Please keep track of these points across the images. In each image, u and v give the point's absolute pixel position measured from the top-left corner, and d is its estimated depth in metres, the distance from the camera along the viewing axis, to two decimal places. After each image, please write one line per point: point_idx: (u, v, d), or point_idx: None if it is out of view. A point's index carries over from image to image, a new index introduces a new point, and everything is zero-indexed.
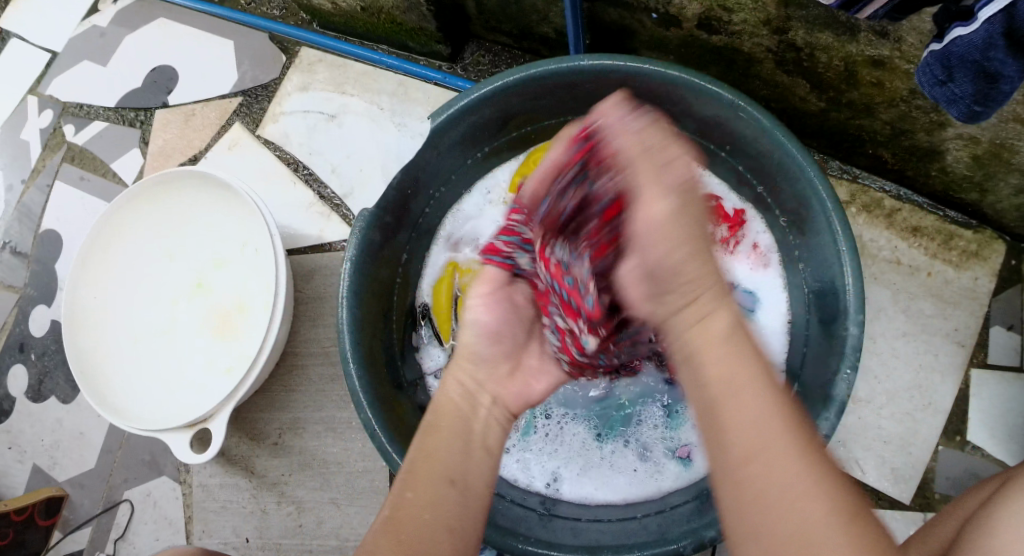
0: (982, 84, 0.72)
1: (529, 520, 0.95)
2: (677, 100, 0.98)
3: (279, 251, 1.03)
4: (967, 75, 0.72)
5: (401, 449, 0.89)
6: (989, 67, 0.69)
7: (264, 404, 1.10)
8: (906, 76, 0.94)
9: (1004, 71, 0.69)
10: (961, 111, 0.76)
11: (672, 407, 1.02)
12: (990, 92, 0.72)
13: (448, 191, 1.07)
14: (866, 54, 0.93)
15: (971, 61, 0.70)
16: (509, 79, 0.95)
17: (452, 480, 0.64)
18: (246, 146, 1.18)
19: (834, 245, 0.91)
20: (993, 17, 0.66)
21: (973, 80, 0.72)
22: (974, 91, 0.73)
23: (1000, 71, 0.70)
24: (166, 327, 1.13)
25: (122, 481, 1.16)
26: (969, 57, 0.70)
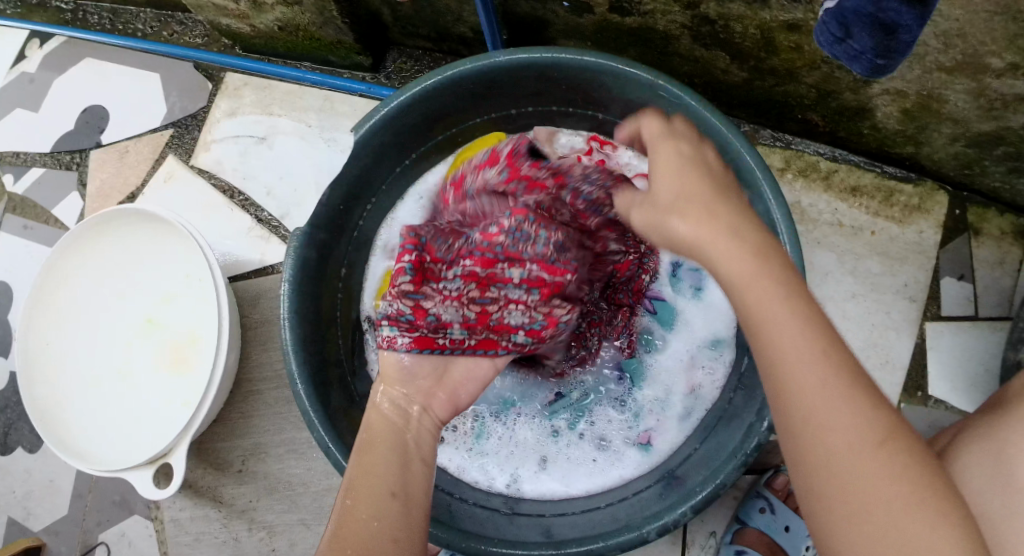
0: (881, 37, 0.65)
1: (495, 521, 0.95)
2: (598, 85, 0.99)
3: (219, 282, 1.03)
4: (864, 29, 0.65)
5: None
6: (885, 19, 0.64)
7: (225, 433, 1.10)
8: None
9: (901, 19, 0.63)
10: (864, 68, 0.69)
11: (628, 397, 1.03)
12: (891, 44, 0.66)
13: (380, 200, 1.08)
14: (779, 19, 0.93)
15: (866, 13, 0.64)
16: (427, 83, 0.95)
17: (393, 494, 0.67)
18: (182, 177, 1.18)
19: (768, 215, 0.90)
20: None
21: (872, 33, 0.65)
22: (874, 44, 0.66)
23: (897, 21, 0.64)
24: (120, 366, 1.12)
25: (95, 524, 1.16)
26: (862, 11, 0.64)
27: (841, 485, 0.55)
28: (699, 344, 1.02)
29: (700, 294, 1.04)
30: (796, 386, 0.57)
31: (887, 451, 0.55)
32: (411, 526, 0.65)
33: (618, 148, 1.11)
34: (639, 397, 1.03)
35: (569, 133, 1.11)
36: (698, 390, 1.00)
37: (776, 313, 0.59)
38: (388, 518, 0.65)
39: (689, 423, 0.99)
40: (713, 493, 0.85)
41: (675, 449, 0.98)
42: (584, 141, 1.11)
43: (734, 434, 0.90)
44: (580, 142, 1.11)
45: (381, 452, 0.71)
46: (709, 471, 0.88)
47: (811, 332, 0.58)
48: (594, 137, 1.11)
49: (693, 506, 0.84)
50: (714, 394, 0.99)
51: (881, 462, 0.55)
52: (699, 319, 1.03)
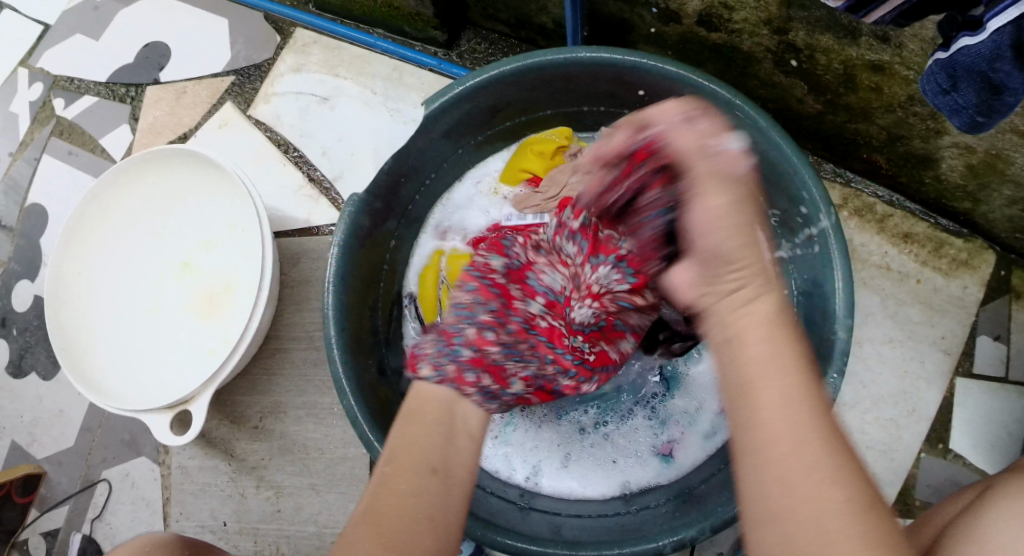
0: (986, 95, 0.66)
1: (510, 513, 0.94)
2: (672, 96, 0.98)
3: (265, 235, 1.01)
4: (972, 85, 0.66)
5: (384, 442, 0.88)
6: (995, 78, 0.63)
7: (246, 387, 1.09)
8: (906, 82, 0.93)
9: (1010, 81, 0.63)
10: (963, 121, 0.70)
11: (657, 408, 1.02)
12: (994, 103, 0.66)
13: (439, 177, 1.07)
14: (865, 58, 0.93)
15: (977, 71, 0.64)
16: (506, 67, 0.93)
17: (434, 470, 0.63)
18: (237, 125, 1.18)
19: (828, 248, 0.89)
20: (1003, 27, 0.59)
21: (978, 90, 0.66)
22: (978, 100, 0.67)
23: (1005, 83, 0.64)
24: (150, 306, 1.11)
25: (100, 460, 1.15)
26: (975, 67, 0.64)
27: (788, 549, 0.48)
28: None
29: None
30: (759, 400, 0.51)
31: (870, 520, 0.47)
32: (446, 507, 0.62)
33: None
34: (668, 405, 1.02)
35: None
36: (728, 410, 0.99)
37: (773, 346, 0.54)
38: (431, 498, 0.62)
39: (715, 441, 0.98)
40: (731, 517, 0.83)
41: (696, 466, 0.97)
42: None
43: None
44: None
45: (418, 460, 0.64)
46: (729, 493, 0.86)
47: (797, 379, 0.52)
48: None
49: (711, 526, 0.83)
50: None
51: (794, 483, 0.48)
52: None
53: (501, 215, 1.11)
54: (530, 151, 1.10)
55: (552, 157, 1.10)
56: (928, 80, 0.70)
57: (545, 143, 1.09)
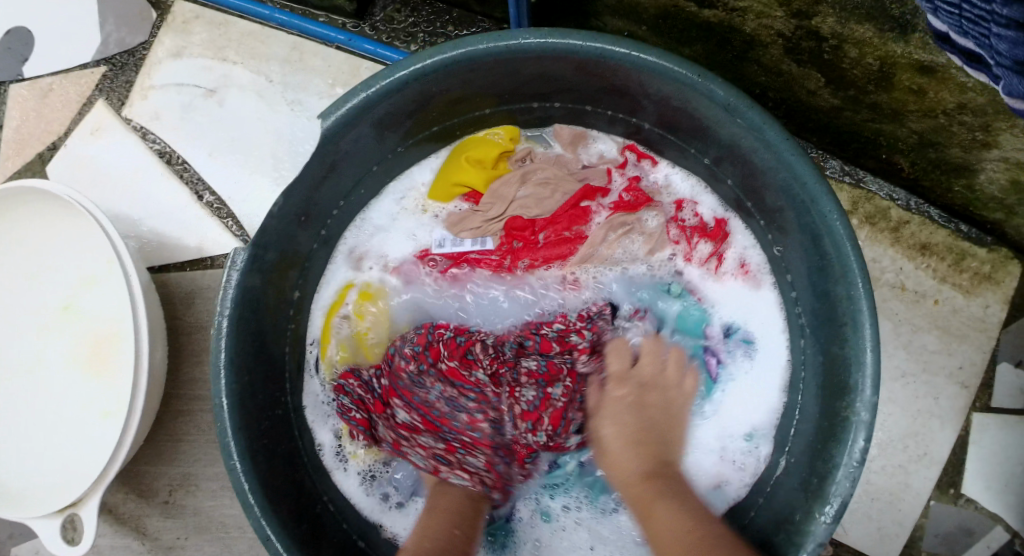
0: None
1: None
2: (644, 90, 0.79)
3: (131, 278, 0.82)
4: None
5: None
6: None
7: (150, 457, 0.93)
8: (959, 89, 0.74)
9: None
10: None
11: None
12: None
13: (346, 206, 0.87)
14: (913, 57, 0.73)
15: None
16: (429, 62, 0.73)
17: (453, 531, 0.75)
18: (111, 130, 0.96)
19: (849, 301, 0.71)
20: None
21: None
22: None
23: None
24: (29, 363, 0.92)
25: (5, 536, 0.99)
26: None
27: None
28: (732, 433, 0.86)
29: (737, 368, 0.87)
30: None
31: None
32: None
33: (658, 162, 0.92)
34: None
35: (602, 138, 0.93)
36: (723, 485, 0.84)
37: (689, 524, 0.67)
38: None
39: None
40: None
41: None
42: (618, 150, 0.93)
43: None
44: (613, 150, 0.93)
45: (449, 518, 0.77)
46: None
47: None
48: (631, 145, 0.92)
49: None
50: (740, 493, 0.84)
51: None
52: (739, 396, 0.87)
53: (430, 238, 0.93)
54: (465, 158, 0.91)
55: (495, 165, 0.92)
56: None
57: (486, 147, 0.91)
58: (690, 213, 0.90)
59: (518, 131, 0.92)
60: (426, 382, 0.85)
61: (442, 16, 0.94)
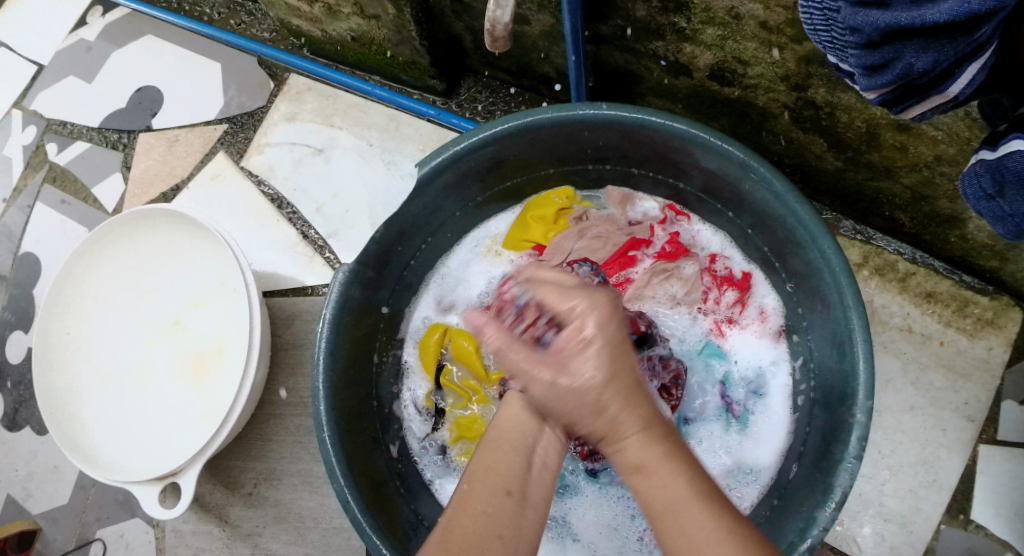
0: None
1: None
2: (682, 154, 0.92)
3: (253, 298, 0.98)
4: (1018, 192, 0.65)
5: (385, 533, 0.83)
6: None
7: (241, 453, 1.06)
8: (933, 142, 0.88)
9: None
10: (1007, 229, 0.69)
11: None
12: None
13: (433, 243, 1.00)
14: (889, 117, 0.88)
15: None
16: (503, 126, 0.88)
17: (509, 491, 0.59)
18: (229, 178, 1.13)
19: (845, 322, 0.84)
20: None
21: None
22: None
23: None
24: (141, 367, 1.08)
25: (94, 520, 1.15)
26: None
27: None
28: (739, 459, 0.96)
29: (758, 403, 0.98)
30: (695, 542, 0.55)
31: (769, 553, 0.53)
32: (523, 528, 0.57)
33: (692, 220, 1.04)
34: None
35: (645, 199, 1.05)
36: None
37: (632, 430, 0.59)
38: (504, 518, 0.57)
39: None
40: None
41: None
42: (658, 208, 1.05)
43: None
44: (655, 209, 1.05)
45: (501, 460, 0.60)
46: None
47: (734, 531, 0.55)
48: (671, 205, 1.04)
49: None
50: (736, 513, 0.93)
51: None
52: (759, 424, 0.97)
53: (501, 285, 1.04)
54: (530, 216, 1.05)
55: (556, 222, 1.04)
56: (972, 184, 0.68)
57: (546, 207, 1.04)
58: (721, 267, 1.03)
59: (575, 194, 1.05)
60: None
61: (517, 97, 1.10)
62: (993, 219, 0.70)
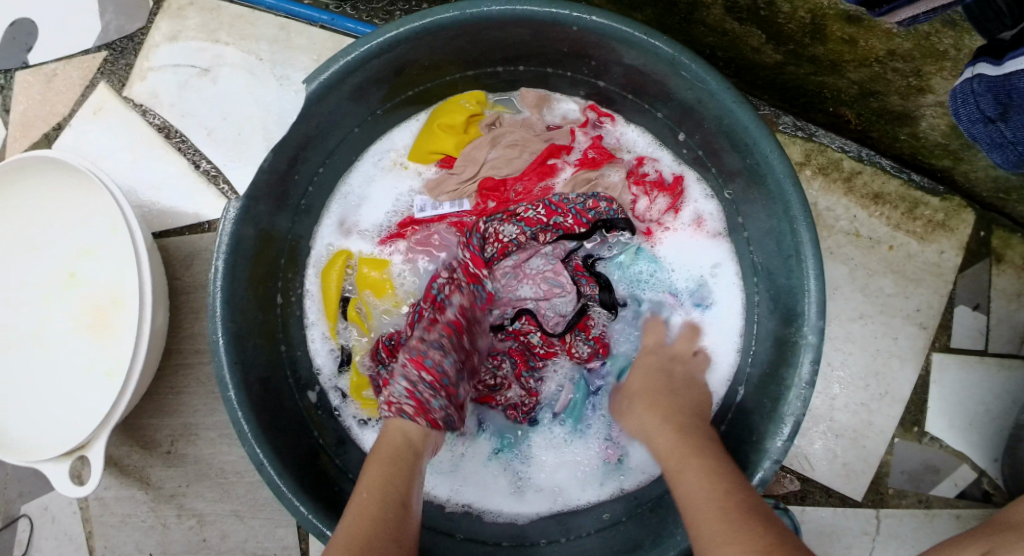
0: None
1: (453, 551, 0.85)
2: (602, 50, 0.84)
3: (140, 246, 0.89)
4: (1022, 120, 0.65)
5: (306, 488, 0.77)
6: None
7: (152, 409, 0.98)
8: (887, 36, 0.82)
9: None
10: (1006, 155, 0.69)
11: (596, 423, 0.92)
12: None
13: (330, 165, 0.91)
14: (839, 7, 0.81)
15: None
16: (401, 29, 0.79)
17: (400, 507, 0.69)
18: (113, 110, 1.03)
19: (792, 235, 0.78)
20: None
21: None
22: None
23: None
24: (34, 330, 0.98)
25: (16, 496, 1.05)
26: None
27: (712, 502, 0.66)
28: None
29: (703, 315, 0.92)
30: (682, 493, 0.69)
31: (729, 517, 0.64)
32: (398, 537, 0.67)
33: (616, 121, 0.96)
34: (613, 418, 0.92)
35: (562, 100, 0.97)
36: None
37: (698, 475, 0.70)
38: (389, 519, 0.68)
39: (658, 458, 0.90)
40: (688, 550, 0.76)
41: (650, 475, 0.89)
42: (580, 110, 0.97)
43: None
44: (575, 111, 0.97)
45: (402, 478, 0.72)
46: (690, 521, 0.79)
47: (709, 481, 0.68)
48: (592, 106, 0.96)
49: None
50: None
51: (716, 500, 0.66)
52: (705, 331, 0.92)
53: (410, 202, 0.96)
54: (438, 125, 0.95)
55: (466, 130, 0.95)
56: (971, 104, 0.68)
57: (454, 113, 0.94)
58: (649, 169, 0.95)
59: (484, 97, 0.96)
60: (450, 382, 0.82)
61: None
62: (990, 143, 0.70)
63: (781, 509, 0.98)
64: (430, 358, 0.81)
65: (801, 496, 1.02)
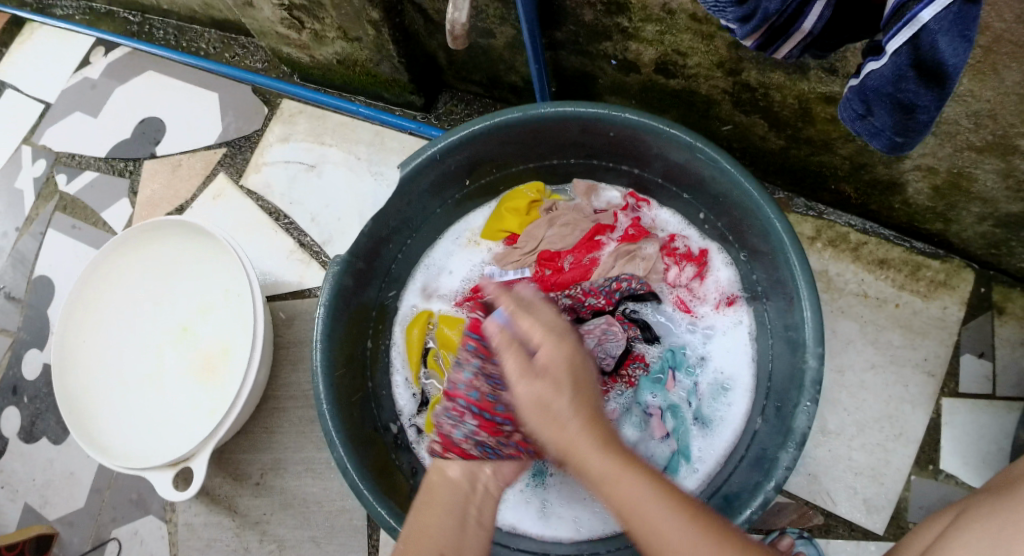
0: (900, 116, 0.63)
1: None
2: (639, 142, 1.00)
3: (257, 303, 1.08)
4: (884, 108, 0.64)
5: (379, 494, 0.92)
6: (903, 99, 0.61)
7: (247, 444, 1.13)
8: None
9: (918, 101, 0.61)
10: (884, 145, 0.67)
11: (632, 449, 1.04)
12: (909, 123, 0.64)
13: (415, 240, 1.09)
14: (818, 91, 0.96)
15: (886, 93, 0.62)
16: (476, 127, 0.96)
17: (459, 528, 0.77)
18: (230, 195, 1.23)
19: (792, 279, 0.93)
20: (900, 48, 0.58)
21: (891, 112, 0.64)
22: (893, 123, 0.64)
23: (915, 103, 0.61)
24: (153, 371, 1.19)
25: (110, 520, 1.21)
26: (883, 90, 0.62)
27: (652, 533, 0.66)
28: (706, 397, 1.05)
29: (721, 343, 1.06)
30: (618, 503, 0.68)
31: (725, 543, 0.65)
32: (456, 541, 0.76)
33: (652, 205, 1.12)
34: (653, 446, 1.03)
35: (608, 188, 1.13)
36: (704, 454, 1.02)
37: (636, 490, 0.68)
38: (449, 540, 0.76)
39: (692, 479, 1.01)
40: None
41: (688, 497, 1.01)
42: (621, 197, 1.12)
43: (746, 490, 0.92)
44: (618, 198, 1.12)
45: (441, 512, 0.79)
46: None
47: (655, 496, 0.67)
48: (632, 193, 1.12)
49: None
50: (718, 456, 1.02)
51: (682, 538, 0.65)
52: (725, 362, 1.06)
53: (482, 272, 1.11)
54: (505, 209, 1.11)
55: (528, 212, 1.10)
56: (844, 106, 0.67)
57: (519, 198, 1.10)
58: (680, 245, 1.10)
59: (545, 186, 1.12)
60: (461, 418, 0.88)
61: (489, 107, 1.21)
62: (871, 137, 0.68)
63: (806, 539, 1.07)
64: (458, 419, 0.88)
65: (825, 528, 1.10)
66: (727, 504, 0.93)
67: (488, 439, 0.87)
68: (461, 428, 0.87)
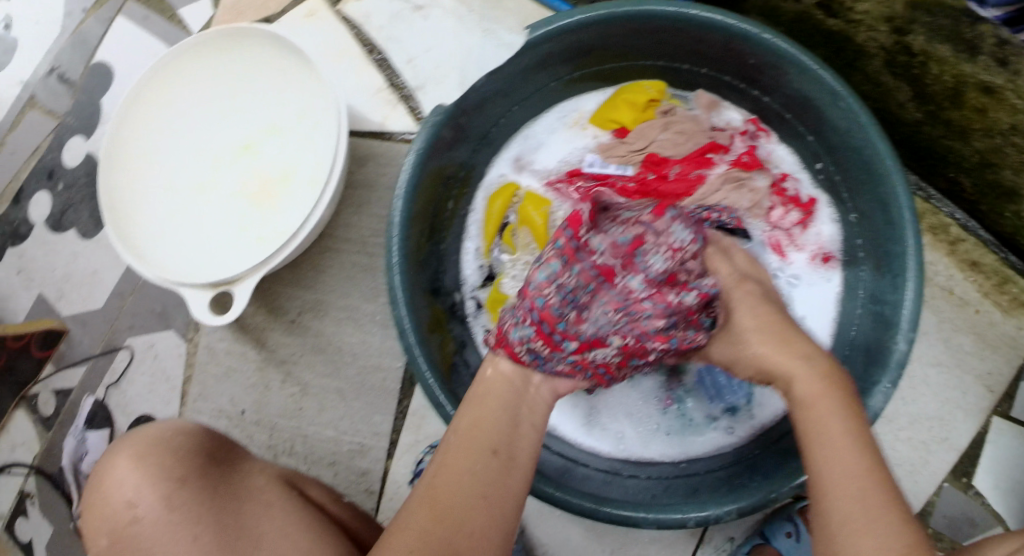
0: None
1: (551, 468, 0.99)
2: (778, 72, 0.95)
3: (341, 129, 1.00)
4: None
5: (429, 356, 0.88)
6: None
7: (291, 279, 1.06)
8: (1013, 110, 0.92)
9: None
10: None
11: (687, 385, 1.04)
12: None
13: (520, 110, 1.04)
14: (978, 77, 0.92)
15: None
16: (617, 9, 0.92)
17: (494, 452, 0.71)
18: (323, 18, 1.15)
19: (902, 256, 0.90)
20: None
21: None
22: None
23: None
24: (204, 182, 1.11)
25: (126, 327, 1.15)
26: None
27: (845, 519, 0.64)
28: None
29: (799, 295, 1.04)
30: (829, 482, 0.66)
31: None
32: (503, 483, 0.70)
33: (771, 138, 1.07)
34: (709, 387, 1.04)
35: (731, 108, 1.08)
36: (758, 407, 1.03)
37: (833, 427, 0.69)
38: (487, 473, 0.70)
39: (742, 427, 1.03)
40: (761, 504, 0.89)
41: (734, 445, 1.02)
42: (742, 121, 1.08)
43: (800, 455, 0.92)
44: (738, 121, 1.08)
45: (492, 413, 0.74)
46: (762, 482, 0.92)
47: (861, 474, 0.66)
48: (753, 120, 1.07)
49: (740, 511, 0.89)
50: (769, 414, 1.02)
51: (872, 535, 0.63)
52: (803, 314, 1.03)
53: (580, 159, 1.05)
54: (622, 98, 1.05)
55: (644, 110, 1.05)
56: None
57: (639, 92, 1.04)
58: (790, 187, 1.05)
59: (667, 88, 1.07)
60: (523, 320, 0.81)
61: None
62: None
63: None
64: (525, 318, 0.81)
65: None
66: (778, 461, 0.94)
67: (543, 348, 0.80)
68: (520, 330, 0.80)
